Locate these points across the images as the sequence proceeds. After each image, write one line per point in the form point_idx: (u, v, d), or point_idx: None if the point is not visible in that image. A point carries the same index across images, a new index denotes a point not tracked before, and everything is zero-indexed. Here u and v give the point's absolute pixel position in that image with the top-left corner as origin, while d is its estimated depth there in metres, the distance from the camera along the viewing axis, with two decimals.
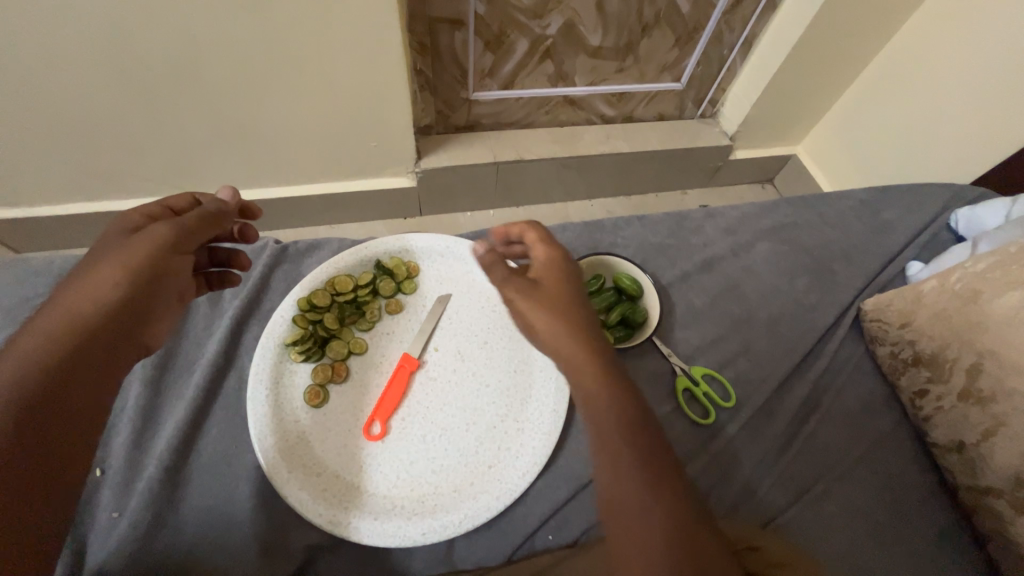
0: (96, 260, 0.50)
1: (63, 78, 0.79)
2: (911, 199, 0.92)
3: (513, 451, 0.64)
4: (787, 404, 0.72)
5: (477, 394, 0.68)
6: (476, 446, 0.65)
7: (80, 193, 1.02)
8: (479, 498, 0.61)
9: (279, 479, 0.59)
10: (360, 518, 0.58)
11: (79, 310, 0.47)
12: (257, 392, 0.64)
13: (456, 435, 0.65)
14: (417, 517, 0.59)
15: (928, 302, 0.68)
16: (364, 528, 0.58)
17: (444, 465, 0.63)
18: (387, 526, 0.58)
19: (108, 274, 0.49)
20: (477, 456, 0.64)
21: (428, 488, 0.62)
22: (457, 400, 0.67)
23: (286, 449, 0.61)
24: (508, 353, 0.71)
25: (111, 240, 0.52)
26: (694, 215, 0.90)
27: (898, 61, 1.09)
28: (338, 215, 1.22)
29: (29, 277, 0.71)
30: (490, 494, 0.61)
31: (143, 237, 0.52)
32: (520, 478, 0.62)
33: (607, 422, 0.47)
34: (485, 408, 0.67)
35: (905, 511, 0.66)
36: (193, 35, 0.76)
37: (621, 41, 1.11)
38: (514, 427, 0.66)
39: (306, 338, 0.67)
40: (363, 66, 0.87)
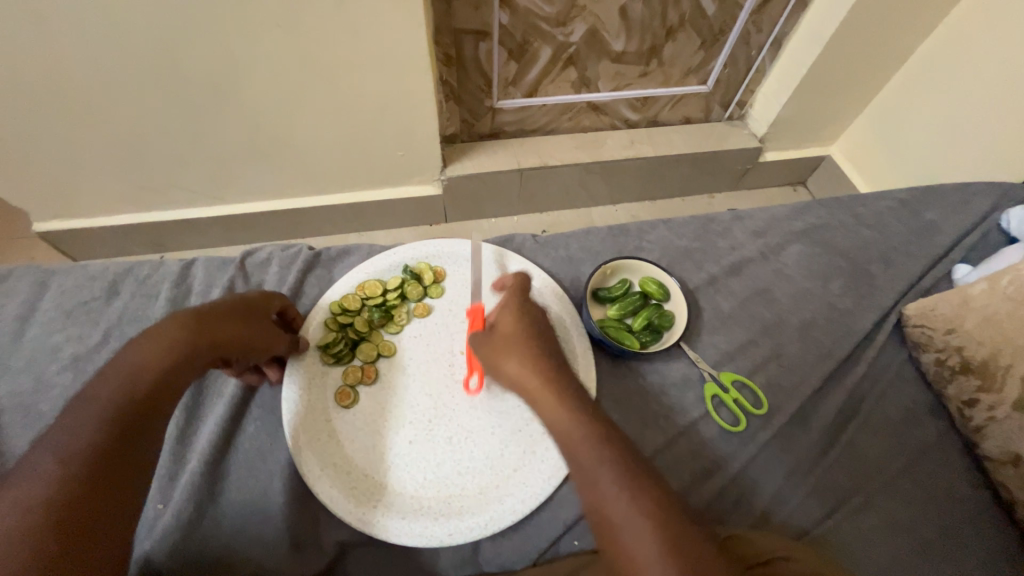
0: (234, 315, 0.60)
1: (120, 98, 0.85)
2: (956, 199, 0.88)
3: (538, 454, 0.64)
4: (824, 412, 0.69)
5: (502, 396, 0.69)
6: (502, 449, 0.65)
7: (131, 204, 1.09)
8: (504, 501, 0.61)
9: (314, 477, 0.61)
10: (387, 516, 0.60)
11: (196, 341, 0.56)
12: (290, 391, 0.66)
13: (481, 437, 0.66)
14: (443, 518, 0.60)
15: (976, 306, 0.64)
16: (391, 526, 0.59)
17: (470, 467, 0.64)
18: (414, 525, 0.60)
19: (233, 331, 0.59)
20: (502, 459, 0.65)
21: (454, 489, 0.63)
22: (484, 402, 0.68)
23: (318, 450, 0.64)
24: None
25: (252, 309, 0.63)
26: (722, 218, 0.88)
27: (938, 55, 1.05)
28: (365, 222, 1.25)
29: (86, 281, 0.76)
30: (515, 498, 0.61)
31: (264, 332, 0.63)
32: (545, 482, 0.62)
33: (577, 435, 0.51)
34: (511, 411, 0.68)
35: (954, 528, 0.62)
36: (235, 53, 0.81)
37: (645, 45, 1.11)
38: (539, 430, 0.66)
39: (337, 341, 0.70)
40: (392, 79, 0.90)
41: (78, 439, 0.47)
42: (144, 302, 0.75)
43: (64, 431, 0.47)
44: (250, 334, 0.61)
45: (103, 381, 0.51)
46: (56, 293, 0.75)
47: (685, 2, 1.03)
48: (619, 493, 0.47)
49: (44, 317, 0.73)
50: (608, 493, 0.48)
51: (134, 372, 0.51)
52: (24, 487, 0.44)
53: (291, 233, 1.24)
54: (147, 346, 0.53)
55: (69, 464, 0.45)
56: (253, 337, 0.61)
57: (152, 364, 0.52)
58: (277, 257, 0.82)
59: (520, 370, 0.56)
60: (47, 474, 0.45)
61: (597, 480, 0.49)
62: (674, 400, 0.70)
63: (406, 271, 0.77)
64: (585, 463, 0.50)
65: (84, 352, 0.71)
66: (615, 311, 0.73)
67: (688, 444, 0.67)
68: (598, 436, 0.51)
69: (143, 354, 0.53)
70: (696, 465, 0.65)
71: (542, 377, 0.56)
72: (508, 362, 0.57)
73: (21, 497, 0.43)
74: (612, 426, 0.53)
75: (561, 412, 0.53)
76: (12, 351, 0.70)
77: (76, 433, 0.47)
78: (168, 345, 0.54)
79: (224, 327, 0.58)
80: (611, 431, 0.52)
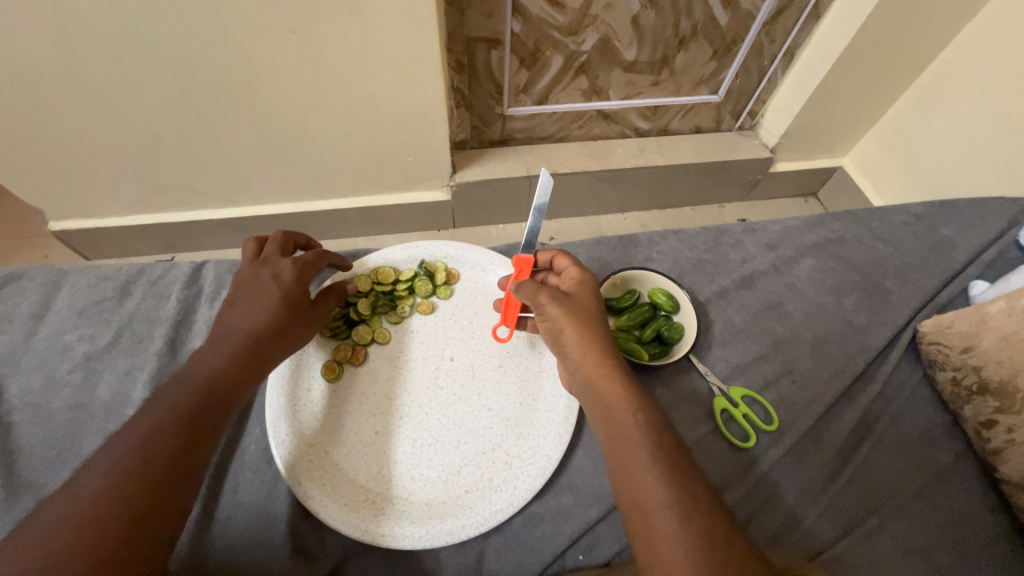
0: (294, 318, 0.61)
1: (137, 100, 0.87)
2: (972, 214, 0.87)
3: (494, 484, 0.62)
4: (836, 430, 0.68)
5: (478, 414, 0.68)
6: (461, 466, 0.64)
7: (145, 205, 1.10)
8: (445, 520, 0.59)
9: (279, 456, 0.61)
10: (326, 505, 0.59)
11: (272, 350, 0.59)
12: (275, 396, 0.65)
13: (446, 449, 0.65)
14: (380, 517, 0.60)
15: (994, 325, 0.63)
16: (327, 511, 0.59)
17: (424, 475, 0.63)
18: (351, 516, 0.59)
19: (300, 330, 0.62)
20: (460, 477, 0.63)
21: (402, 491, 0.62)
22: (460, 416, 0.67)
23: (295, 433, 0.63)
24: (518, 383, 0.70)
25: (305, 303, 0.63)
26: (733, 229, 0.87)
27: (954, 68, 1.04)
28: (375, 226, 1.26)
29: (99, 281, 0.77)
30: (456, 520, 0.59)
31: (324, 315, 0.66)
32: (492, 514, 0.60)
33: (619, 407, 0.51)
34: (480, 431, 0.66)
35: (971, 553, 0.61)
36: (251, 58, 0.82)
37: (657, 55, 1.11)
38: (503, 459, 0.64)
39: (337, 316, 0.70)
40: (404, 84, 0.91)
41: (152, 437, 0.48)
42: (155, 303, 0.76)
43: (135, 427, 0.49)
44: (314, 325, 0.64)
45: (168, 395, 0.52)
46: (69, 292, 0.76)
47: (698, 12, 1.03)
48: (660, 475, 0.46)
49: (56, 316, 0.74)
50: (648, 475, 0.46)
51: (203, 383, 0.53)
52: (93, 483, 0.44)
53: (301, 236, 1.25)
54: (214, 357, 0.56)
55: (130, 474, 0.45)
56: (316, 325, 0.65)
57: (221, 377, 0.55)
58: None
59: (578, 339, 0.57)
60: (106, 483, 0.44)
61: (639, 458, 0.47)
62: (683, 414, 0.69)
63: (422, 266, 0.77)
64: (629, 439, 0.48)
65: (95, 351, 0.71)
66: (625, 321, 0.72)
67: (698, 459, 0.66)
68: (641, 413, 0.50)
69: (208, 367, 0.55)
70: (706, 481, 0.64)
71: (600, 349, 0.56)
72: (568, 330, 0.57)
73: (79, 506, 0.43)
74: (661, 414, 0.51)
75: (615, 387, 0.53)
76: (25, 350, 0.71)
77: (139, 441, 0.47)
78: (235, 355, 0.56)
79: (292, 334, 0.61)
80: (659, 416, 0.51)
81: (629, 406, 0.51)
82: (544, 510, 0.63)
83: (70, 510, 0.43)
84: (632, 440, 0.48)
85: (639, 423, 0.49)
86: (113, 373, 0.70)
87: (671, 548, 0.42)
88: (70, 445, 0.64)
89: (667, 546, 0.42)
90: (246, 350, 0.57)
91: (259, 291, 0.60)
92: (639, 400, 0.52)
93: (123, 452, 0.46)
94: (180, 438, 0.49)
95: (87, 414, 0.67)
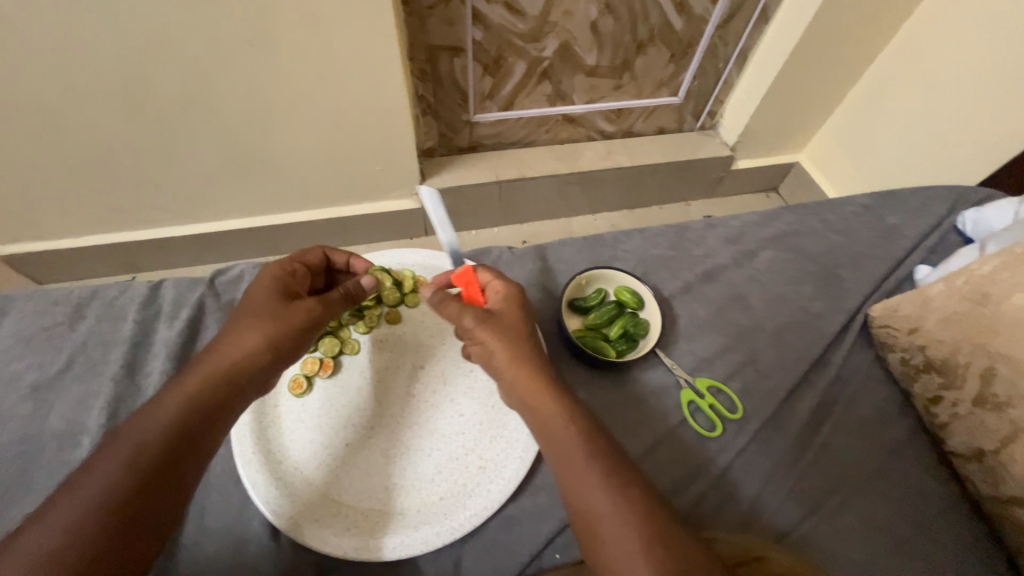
0: (244, 322, 0.55)
1: (87, 117, 0.84)
2: (915, 202, 0.92)
3: (468, 489, 0.62)
4: (797, 415, 0.70)
5: (450, 421, 0.68)
6: (434, 474, 0.64)
7: (101, 226, 1.07)
8: (419, 530, 0.59)
9: (245, 475, 0.60)
10: (299, 522, 0.58)
11: (230, 359, 0.53)
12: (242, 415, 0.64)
13: (418, 458, 0.65)
14: (355, 530, 0.59)
15: (935, 306, 0.67)
16: (301, 529, 0.58)
17: (397, 485, 0.63)
18: (325, 532, 0.58)
19: (254, 335, 0.54)
20: (433, 485, 0.63)
21: (375, 503, 0.61)
22: (431, 425, 0.67)
23: (262, 450, 0.62)
24: (490, 386, 0.70)
25: (262, 307, 0.57)
26: (695, 226, 0.90)
27: (895, 65, 1.10)
28: (345, 237, 1.25)
29: (49, 306, 0.74)
30: (431, 528, 0.59)
31: (295, 312, 0.58)
32: (466, 520, 0.60)
33: (554, 421, 0.52)
34: (453, 437, 0.66)
35: (926, 523, 0.64)
36: (206, 72, 0.81)
37: (617, 59, 1.13)
38: (477, 464, 0.64)
39: None
40: (367, 94, 0.91)
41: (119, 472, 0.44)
42: (110, 326, 0.73)
43: (103, 456, 0.44)
44: (279, 325, 0.56)
45: (140, 422, 0.47)
46: (16, 319, 0.72)
47: (653, 17, 1.06)
48: (604, 485, 0.47)
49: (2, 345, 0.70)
50: (590, 484, 0.47)
51: (178, 408, 0.48)
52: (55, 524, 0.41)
53: (268, 251, 1.22)
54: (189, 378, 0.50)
55: (85, 525, 0.41)
56: (282, 325, 0.56)
57: (192, 398, 0.49)
58: (249, 275, 0.81)
59: (506, 359, 0.56)
60: (60, 534, 0.40)
61: (580, 470, 0.48)
62: (653, 409, 0.70)
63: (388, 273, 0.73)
64: (569, 455, 0.49)
65: (46, 380, 0.68)
66: (592, 320, 0.74)
67: (669, 451, 0.67)
68: (574, 424, 0.51)
69: (182, 388, 0.49)
70: (678, 472, 0.66)
71: (533, 366, 0.56)
72: (497, 353, 0.57)
73: (25, 559, 0.38)
74: (597, 422, 0.53)
75: (550, 403, 0.53)
76: None
77: (100, 481, 0.43)
78: (209, 374, 0.51)
79: (244, 337, 0.54)
80: (595, 425, 0.52)
81: (562, 418, 0.52)
82: (519, 512, 0.63)
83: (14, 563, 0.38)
84: (569, 455, 0.49)
85: (572, 434, 0.50)
86: (66, 400, 0.67)
87: (618, 555, 0.44)
88: (21, 479, 0.61)
89: (620, 555, 0.43)
90: (221, 365, 0.52)
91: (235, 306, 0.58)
92: (571, 411, 0.53)
93: (91, 491, 0.42)
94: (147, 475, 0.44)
95: (38, 445, 0.64)
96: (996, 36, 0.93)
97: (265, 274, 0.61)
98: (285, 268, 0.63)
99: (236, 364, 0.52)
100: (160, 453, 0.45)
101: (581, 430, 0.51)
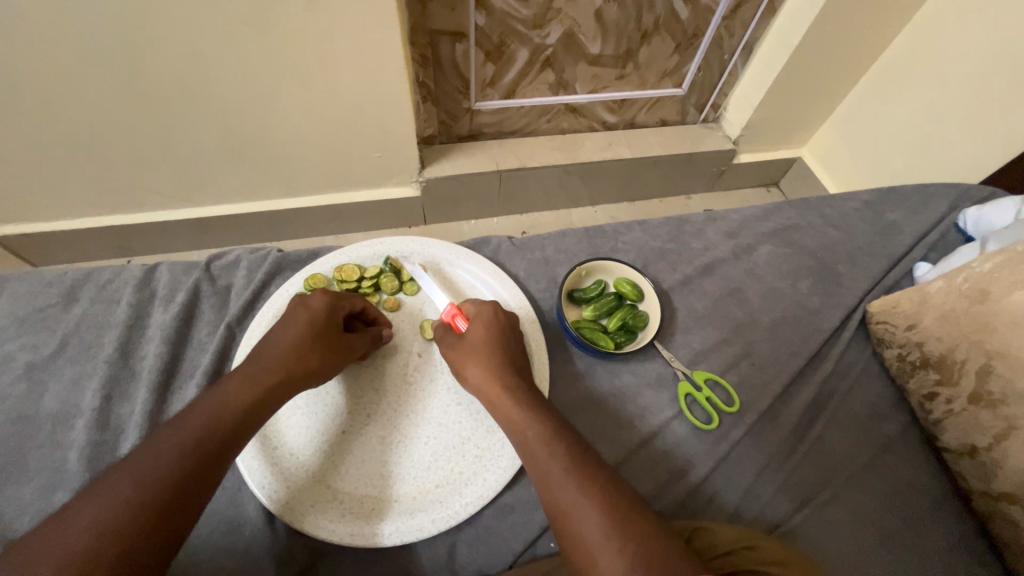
0: (308, 344, 0.58)
1: (81, 97, 0.82)
2: (917, 199, 0.91)
3: (464, 477, 0.63)
4: (793, 409, 0.71)
5: (447, 409, 0.68)
6: (430, 462, 0.64)
7: (94, 208, 1.05)
8: (415, 516, 0.60)
9: (239, 460, 0.60)
10: (295, 507, 0.59)
11: (288, 374, 0.55)
12: None
13: (415, 445, 0.65)
14: (350, 516, 0.59)
15: (934, 303, 0.67)
16: (297, 513, 0.59)
17: (393, 472, 0.63)
18: (320, 517, 0.59)
19: (314, 357, 0.58)
20: (430, 473, 0.63)
21: (371, 490, 0.62)
22: (424, 411, 0.67)
23: (258, 434, 0.63)
24: None
25: (326, 332, 0.60)
26: (695, 219, 0.90)
27: (900, 61, 1.09)
28: (343, 224, 1.24)
29: (42, 287, 0.73)
30: (427, 515, 0.60)
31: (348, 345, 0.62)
32: (462, 507, 0.60)
33: (518, 421, 0.54)
34: (450, 426, 0.67)
35: (917, 517, 0.65)
36: (202, 53, 0.79)
37: (621, 48, 1.12)
38: (474, 452, 0.65)
39: None
40: (365, 78, 0.89)
41: (158, 459, 0.45)
42: (104, 308, 0.72)
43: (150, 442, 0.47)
44: (335, 354, 0.60)
45: (180, 421, 0.49)
46: (9, 299, 0.72)
47: (659, 6, 1.04)
48: (565, 478, 0.49)
49: None
50: (559, 478, 0.49)
51: (218, 411, 0.50)
52: (97, 500, 0.42)
53: (264, 236, 1.21)
54: (235, 386, 0.52)
55: (123, 512, 0.42)
56: (337, 356, 0.60)
57: (233, 407, 0.51)
58: (245, 260, 0.80)
59: (479, 373, 0.59)
60: (100, 515, 0.41)
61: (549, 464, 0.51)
62: (649, 399, 0.71)
63: (387, 263, 0.77)
64: (534, 452, 0.52)
65: (40, 360, 0.67)
66: (590, 312, 0.74)
67: (664, 443, 0.68)
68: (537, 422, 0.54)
69: (225, 394, 0.51)
70: (672, 464, 0.66)
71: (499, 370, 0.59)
72: (468, 367, 0.60)
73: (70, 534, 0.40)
74: (558, 416, 0.55)
75: (511, 405, 0.56)
76: None
77: (139, 468, 0.44)
78: (260, 386, 0.53)
79: (307, 359, 0.57)
80: (554, 420, 0.55)
81: (527, 416, 0.54)
82: (514, 500, 0.63)
83: (45, 546, 0.39)
84: (535, 452, 0.52)
85: (535, 432, 0.53)
86: (60, 382, 0.66)
87: (587, 544, 0.46)
88: (13, 460, 0.61)
89: (588, 543, 0.46)
90: (275, 381, 0.54)
91: (291, 320, 0.59)
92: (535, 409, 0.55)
93: (130, 472, 0.44)
94: (183, 467, 0.46)
95: (31, 426, 0.63)
96: (1003, 32, 0.91)
97: (328, 296, 0.63)
98: (343, 300, 0.64)
99: (288, 383, 0.55)
100: (196, 448, 0.47)
101: (545, 426, 0.53)
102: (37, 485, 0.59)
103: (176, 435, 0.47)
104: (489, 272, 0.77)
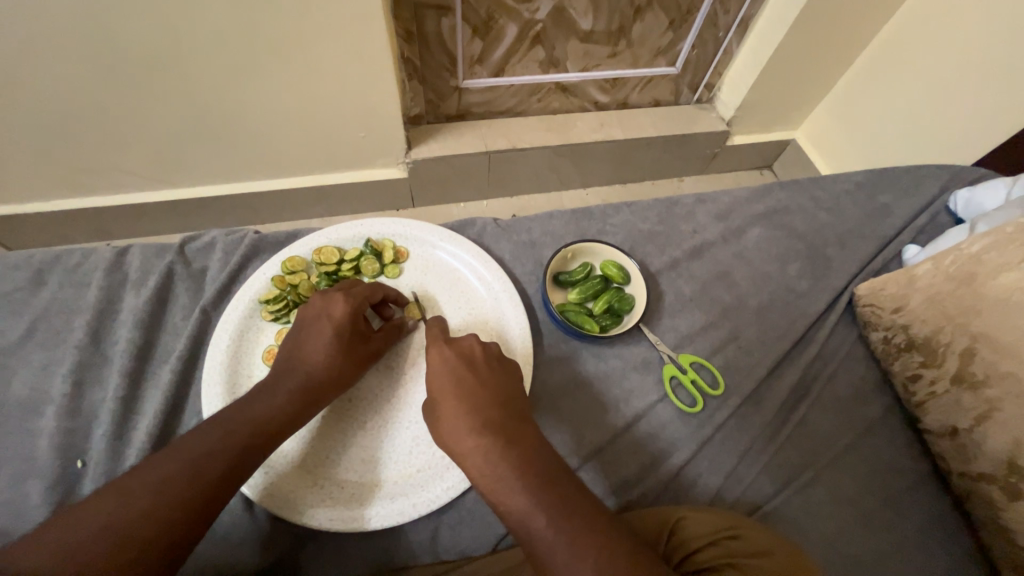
0: (338, 354, 0.58)
1: (42, 74, 0.78)
2: (909, 180, 0.90)
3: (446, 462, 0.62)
4: (777, 391, 0.70)
5: None
6: (412, 447, 0.63)
7: (67, 190, 1.02)
8: (396, 500, 0.60)
9: None
10: (273, 490, 0.58)
11: (324, 384, 0.57)
12: (211, 386, 0.63)
13: (397, 430, 0.64)
14: (331, 502, 0.59)
15: (921, 286, 0.67)
16: (275, 497, 0.58)
17: (375, 456, 0.63)
18: (301, 501, 0.58)
19: (347, 365, 0.59)
20: (412, 457, 0.63)
21: (352, 475, 0.61)
22: (407, 396, 0.66)
23: None
24: None
25: (354, 339, 0.60)
26: (684, 201, 0.88)
27: (896, 41, 1.06)
28: (329, 206, 1.21)
29: (7, 271, 0.70)
30: (408, 500, 0.60)
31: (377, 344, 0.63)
32: (443, 492, 0.60)
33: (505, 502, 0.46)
34: None
35: (896, 497, 0.65)
36: (170, 26, 0.75)
37: (613, 25, 1.08)
38: None
39: (278, 298, 0.69)
40: (345, 55, 0.85)
41: (204, 450, 0.48)
42: (74, 292, 0.70)
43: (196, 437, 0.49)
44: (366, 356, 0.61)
45: (199, 437, 0.49)
46: None
47: None
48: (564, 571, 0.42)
49: None
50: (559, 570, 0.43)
51: (260, 416, 0.52)
52: (147, 478, 0.45)
53: (247, 218, 1.18)
54: (272, 398, 0.54)
55: (165, 496, 0.44)
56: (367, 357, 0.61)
57: (276, 413, 0.53)
58: (220, 243, 0.77)
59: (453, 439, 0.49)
60: (146, 494, 0.44)
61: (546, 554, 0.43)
62: (634, 383, 0.70)
63: (366, 245, 0.75)
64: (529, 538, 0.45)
65: (7, 346, 0.66)
66: (576, 295, 0.73)
67: (648, 426, 0.67)
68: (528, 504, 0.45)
69: (265, 407, 0.53)
70: (655, 447, 0.66)
71: (460, 421, 0.49)
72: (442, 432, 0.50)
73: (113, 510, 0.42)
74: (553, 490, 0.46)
75: (497, 483, 0.47)
76: None
77: (185, 458, 0.47)
78: (297, 397, 0.55)
79: (342, 368, 0.58)
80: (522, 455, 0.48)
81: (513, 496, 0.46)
82: None
83: (80, 523, 0.41)
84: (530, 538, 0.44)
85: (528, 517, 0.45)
86: (28, 369, 0.64)
87: None
88: None
89: None
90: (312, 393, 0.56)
91: (315, 331, 0.59)
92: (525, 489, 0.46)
93: (178, 459, 0.46)
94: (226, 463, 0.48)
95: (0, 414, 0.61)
96: (1004, 8, 0.89)
97: (345, 299, 0.61)
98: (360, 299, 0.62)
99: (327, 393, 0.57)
100: (238, 449, 0.49)
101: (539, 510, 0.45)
102: (6, 474, 0.58)
103: (223, 436, 0.50)
104: (471, 254, 0.75)
